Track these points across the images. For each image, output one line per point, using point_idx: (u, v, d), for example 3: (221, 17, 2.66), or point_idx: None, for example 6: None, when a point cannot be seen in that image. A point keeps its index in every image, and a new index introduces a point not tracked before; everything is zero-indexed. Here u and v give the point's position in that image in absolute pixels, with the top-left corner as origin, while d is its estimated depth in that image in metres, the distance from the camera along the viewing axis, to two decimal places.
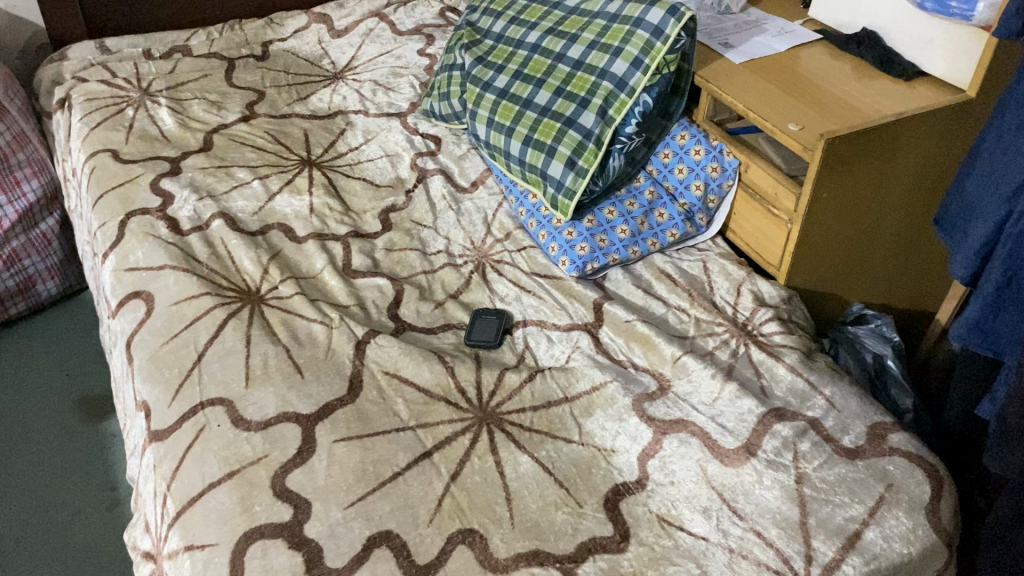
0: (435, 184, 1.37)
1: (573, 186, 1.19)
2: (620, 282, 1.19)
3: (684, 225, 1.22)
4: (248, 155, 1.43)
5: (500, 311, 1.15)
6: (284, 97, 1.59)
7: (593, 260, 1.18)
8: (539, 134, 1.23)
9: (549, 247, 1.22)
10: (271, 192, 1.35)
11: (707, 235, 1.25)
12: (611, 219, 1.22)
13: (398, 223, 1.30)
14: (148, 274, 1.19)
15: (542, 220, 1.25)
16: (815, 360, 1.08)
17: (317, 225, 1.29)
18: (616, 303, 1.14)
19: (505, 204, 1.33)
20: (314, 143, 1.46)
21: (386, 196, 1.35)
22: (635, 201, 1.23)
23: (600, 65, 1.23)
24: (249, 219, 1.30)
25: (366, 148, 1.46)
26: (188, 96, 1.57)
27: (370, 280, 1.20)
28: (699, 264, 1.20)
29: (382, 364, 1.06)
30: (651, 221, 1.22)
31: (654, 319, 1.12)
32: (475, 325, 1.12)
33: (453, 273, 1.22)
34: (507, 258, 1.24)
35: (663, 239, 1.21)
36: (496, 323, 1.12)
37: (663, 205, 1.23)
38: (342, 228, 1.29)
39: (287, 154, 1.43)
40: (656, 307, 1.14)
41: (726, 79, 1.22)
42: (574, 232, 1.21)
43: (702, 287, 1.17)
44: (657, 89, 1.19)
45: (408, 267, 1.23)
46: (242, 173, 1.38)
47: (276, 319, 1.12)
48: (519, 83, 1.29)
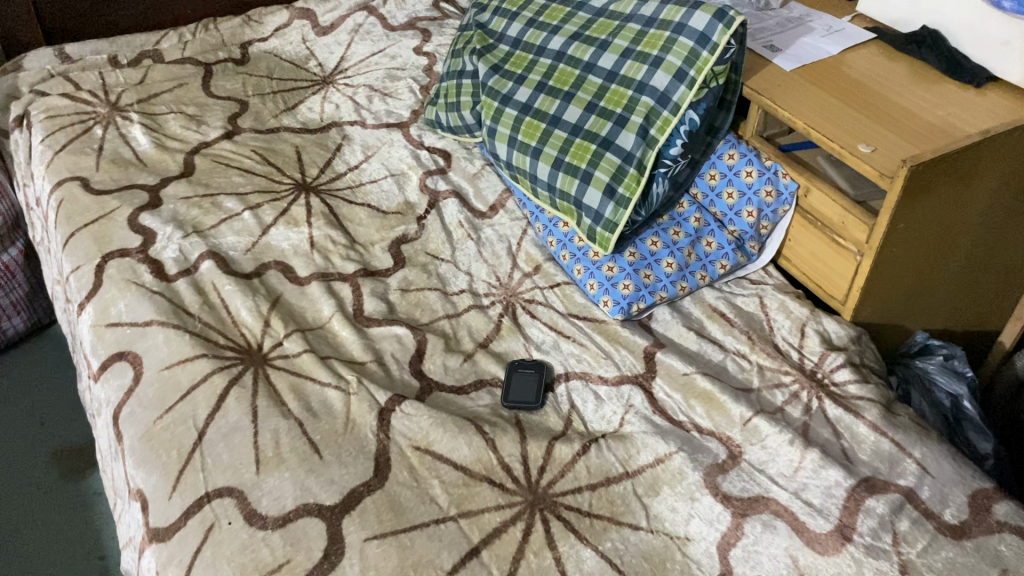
0: (449, 209, 1.23)
1: (613, 216, 1.05)
2: (669, 323, 1.06)
3: (735, 254, 1.09)
4: (235, 180, 1.27)
5: (538, 362, 1.02)
6: (269, 107, 1.43)
7: (639, 299, 1.05)
8: (571, 156, 1.09)
9: (587, 285, 1.09)
10: (265, 224, 1.20)
11: (759, 264, 1.13)
12: (655, 250, 1.09)
13: (412, 257, 1.16)
14: (132, 331, 1.05)
15: (577, 252, 1.11)
16: (896, 412, 0.96)
17: (320, 263, 1.15)
18: (668, 349, 1.02)
19: (529, 231, 1.20)
20: (308, 162, 1.31)
21: (395, 224, 1.21)
22: (680, 229, 1.10)
23: (637, 77, 1.09)
24: (242, 258, 1.15)
25: (368, 166, 1.31)
26: (163, 109, 1.40)
27: (387, 329, 1.06)
28: (755, 299, 1.08)
29: (411, 437, 0.93)
30: (698, 252, 1.10)
31: (713, 369, 1.00)
32: (511, 382, 0.99)
33: (480, 316, 1.08)
34: (539, 296, 1.10)
35: (713, 271, 1.09)
36: (535, 379, 0.99)
37: (711, 232, 1.11)
38: (349, 266, 1.15)
39: (279, 178, 1.28)
40: (713, 353, 1.02)
41: (779, 90, 1.09)
42: (615, 268, 1.08)
43: (761, 327, 1.05)
44: (704, 104, 1.06)
45: (429, 310, 1.09)
46: (231, 203, 1.23)
47: (284, 385, 0.98)
48: (543, 96, 1.15)
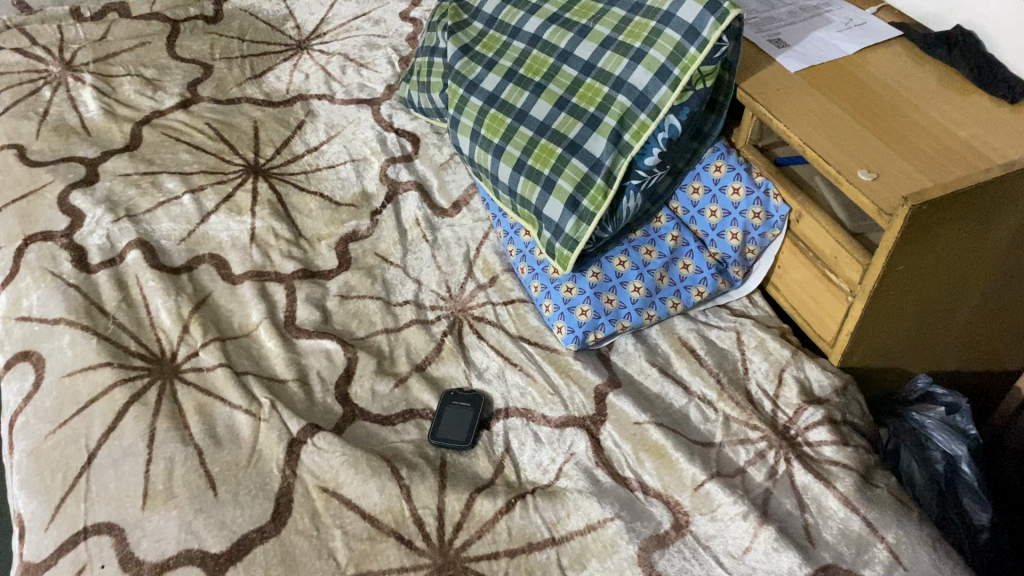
0: (408, 204, 1.12)
1: (574, 232, 0.93)
2: (630, 356, 0.94)
3: (714, 280, 0.96)
4: (182, 157, 1.17)
5: (476, 395, 0.90)
6: (234, 74, 1.32)
7: (597, 328, 0.93)
8: (534, 159, 0.96)
9: (543, 305, 0.97)
10: (206, 210, 1.10)
11: (743, 290, 0.99)
12: (621, 271, 0.96)
13: (358, 258, 1.06)
14: (40, 329, 0.95)
15: (536, 267, 0.99)
16: (874, 484, 0.84)
17: (257, 260, 1.04)
18: (623, 390, 0.90)
19: (492, 235, 1.08)
20: (264, 140, 1.20)
21: (347, 218, 1.10)
22: (653, 248, 0.97)
23: (615, 72, 0.95)
24: (174, 249, 1.05)
25: (328, 148, 1.19)
26: (120, 71, 1.30)
27: (316, 342, 0.96)
28: (731, 335, 0.95)
29: (319, 477, 0.83)
30: (672, 276, 0.97)
31: (670, 417, 0.88)
32: (443, 417, 0.89)
33: (421, 333, 0.97)
34: (491, 314, 0.99)
35: (687, 298, 0.96)
36: (469, 417, 0.88)
37: (689, 253, 0.98)
38: (288, 265, 1.04)
39: (229, 157, 1.17)
40: (674, 398, 0.90)
41: (776, 96, 0.94)
42: (574, 290, 0.95)
43: (734, 369, 0.92)
44: (688, 109, 0.92)
45: (367, 322, 0.99)
46: (172, 183, 1.12)
47: (191, 404, 0.88)
48: (512, 87, 1.02)
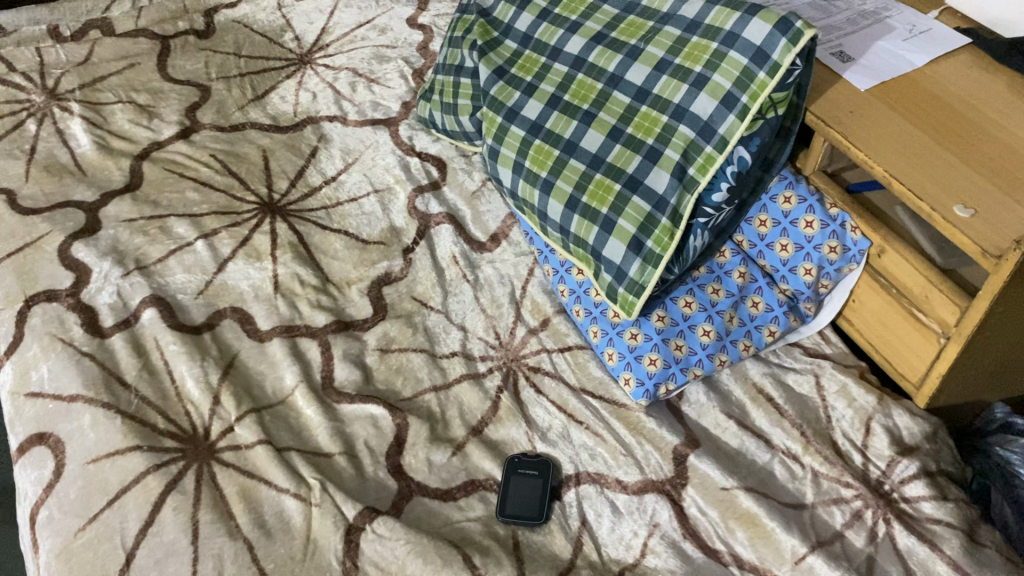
0: (441, 239, 1.03)
1: (639, 277, 0.85)
2: (704, 407, 0.87)
3: (786, 318, 0.90)
4: (189, 196, 1.07)
5: (543, 461, 0.83)
6: (235, 95, 1.22)
7: (667, 379, 0.86)
8: (589, 196, 0.88)
9: (605, 353, 0.90)
10: (222, 257, 1.01)
11: (814, 325, 0.93)
12: (688, 314, 0.89)
13: (395, 303, 0.97)
14: (53, 408, 0.86)
15: (594, 310, 0.93)
16: (980, 543, 0.78)
17: (284, 312, 0.96)
18: (703, 449, 0.83)
19: (538, 272, 1.00)
20: (277, 171, 1.11)
21: (377, 258, 1.01)
22: (720, 286, 0.91)
23: (674, 99, 0.86)
24: (192, 304, 0.96)
25: (347, 177, 1.10)
26: (110, 97, 1.19)
27: (360, 407, 0.88)
28: (809, 378, 0.89)
29: (385, 569, 0.76)
30: (741, 315, 0.90)
31: (757, 478, 0.82)
32: (509, 489, 0.81)
33: (474, 390, 0.90)
34: (547, 364, 0.92)
35: (759, 339, 0.89)
36: (538, 488, 0.81)
37: (758, 289, 0.91)
38: (319, 317, 0.95)
39: (241, 193, 1.07)
40: (758, 454, 0.84)
41: (850, 118, 0.87)
42: (639, 336, 0.88)
43: (817, 418, 0.86)
44: (757, 139, 0.84)
45: (413, 379, 0.91)
46: (182, 227, 1.03)
47: (233, 489, 0.80)
48: (557, 115, 0.93)
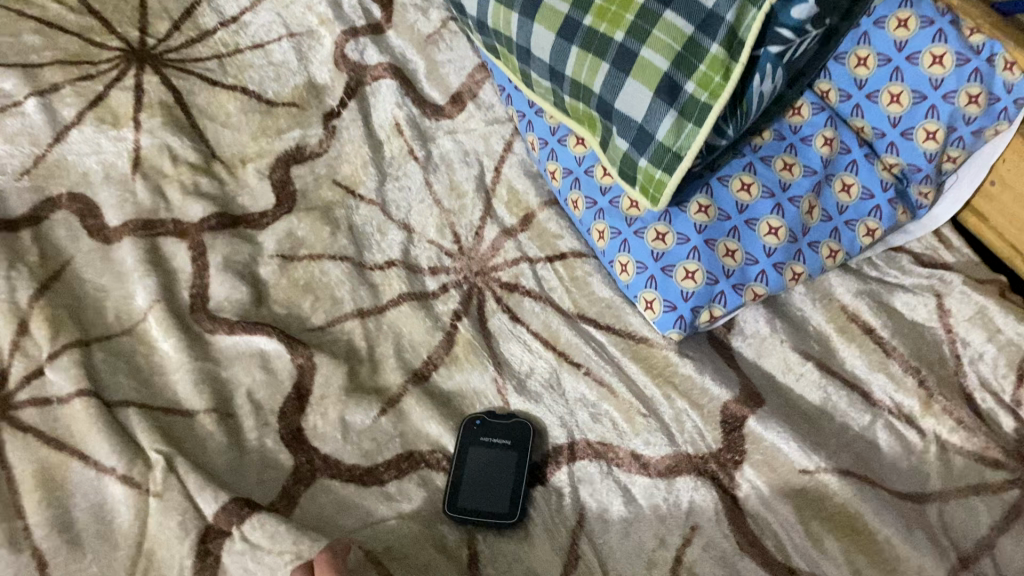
0: (381, 99, 0.71)
1: (671, 141, 0.55)
2: (766, 344, 0.57)
3: (893, 209, 0.59)
4: (26, 41, 0.73)
5: (523, 427, 0.54)
6: None
7: (712, 302, 0.56)
8: (595, 16, 0.56)
9: (615, 264, 0.60)
10: (63, 122, 0.69)
11: (930, 221, 0.62)
12: (745, 203, 0.58)
13: (308, 191, 0.66)
14: None
15: (599, 199, 0.61)
16: None
17: (144, 202, 0.65)
18: (768, 407, 0.54)
19: (518, 146, 0.69)
20: (156, 9, 0.76)
21: (285, 126, 0.70)
22: (794, 159, 0.59)
23: None
24: (11, 189, 0.65)
25: (255, 18, 0.77)
26: None
27: (243, 340, 0.58)
28: (927, 300, 0.58)
29: None
30: (825, 205, 0.59)
31: (853, 454, 0.52)
32: (464, 472, 0.52)
33: (418, 317, 0.60)
34: (529, 279, 0.62)
35: (851, 240, 0.59)
36: (509, 472, 0.52)
37: (850, 164, 0.60)
38: (193, 207, 0.64)
39: (101, 37, 0.74)
40: (853, 416, 0.54)
41: None
42: (669, 237, 0.58)
43: (941, 360, 0.56)
44: None
45: (327, 301, 0.60)
46: (9, 82, 0.70)
47: (28, 470, 0.51)
48: None
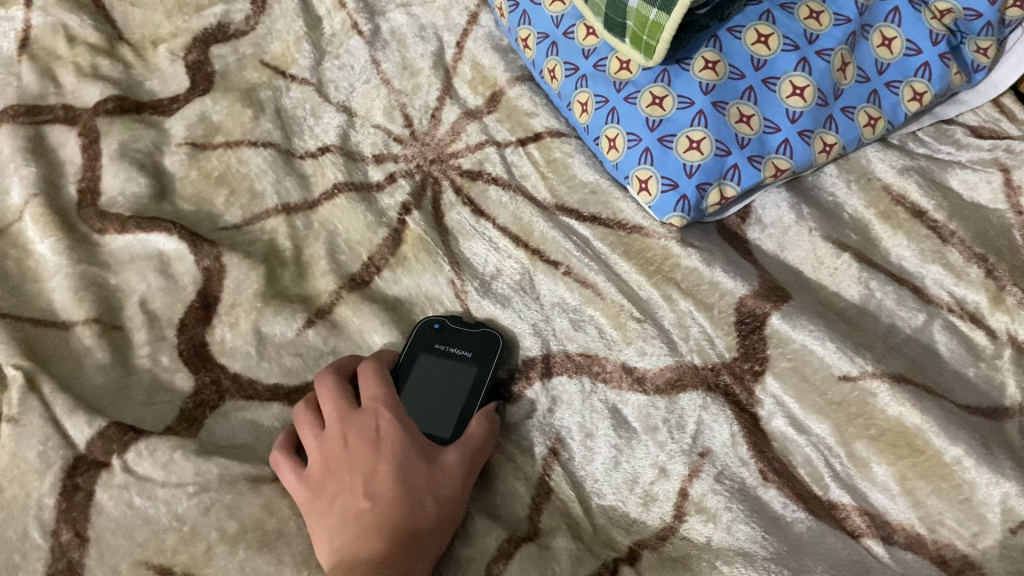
0: None
1: None
2: (790, 234, 0.46)
3: (944, 67, 0.48)
4: None
5: (492, 339, 0.42)
6: None
7: (723, 179, 0.45)
8: None
9: (601, 141, 0.48)
10: None
11: (988, 87, 0.50)
12: (762, 59, 0.46)
13: (230, 73, 0.55)
14: None
15: (580, 64, 0.50)
16: None
17: (29, 85, 0.54)
18: (796, 304, 0.42)
19: (485, 16, 0.57)
20: None
21: (206, 2, 0.58)
22: (821, 5, 0.47)
23: None
24: None
25: None
26: None
27: (138, 240, 0.47)
28: (991, 176, 0.46)
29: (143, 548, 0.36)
30: (861, 62, 0.47)
31: (904, 358, 0.41)
32: (406, 379, 0.41)
33: (358, 210, 0.48)
34: (495, 165, 0.50)
35: (893, 106, 0.48)
36: (464, 393, 0.41)
37: (891, 11, 0.48)
38: (89, 91, 0.53)
39: None
40: (902, 315, 0.42)
41: None
42: (668, 101, 0.46)
43: (1012, 247, 0.44)
44: None
45: (246, 194, 0.49)
46: None
47: None
48: None
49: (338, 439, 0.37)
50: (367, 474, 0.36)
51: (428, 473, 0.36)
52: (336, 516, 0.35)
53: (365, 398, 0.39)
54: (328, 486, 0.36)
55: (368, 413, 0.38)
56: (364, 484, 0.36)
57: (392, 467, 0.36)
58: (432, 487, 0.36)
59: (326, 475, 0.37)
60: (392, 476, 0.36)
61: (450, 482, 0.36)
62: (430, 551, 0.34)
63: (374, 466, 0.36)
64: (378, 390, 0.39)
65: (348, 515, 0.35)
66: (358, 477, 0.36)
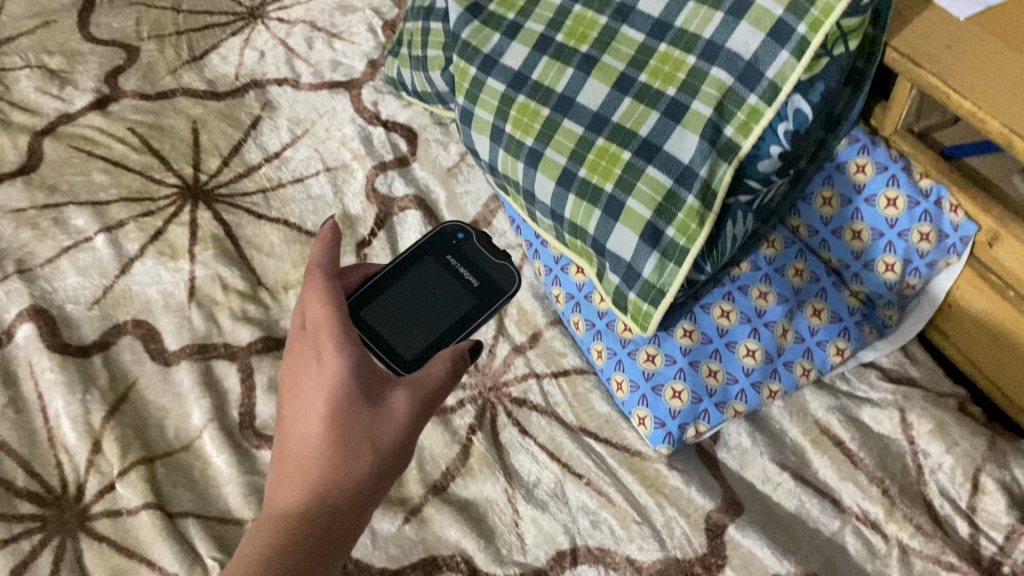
0: (406, 228, 0.83)
1: (656, 279, 0.63)
2: (747, 456, 0.64)
3: (859, 331, 0.66)
4: (96, 180, 0.85)
5: (501, 269, 0.62)
6: (168, 57, 1.00)
7: (697, 418, 0.64)
8: (588, 169, 0.65)
9: (612, 382, 0.68)
10: (128, 256, 0.79)
11: (897, 339, 0.69)
12: (726, 329, 0.66)
13: None
14: None
15: (598, 322, 0.70)
16: None
17: (198, 328, 0.74)
18: (747, 517, 0.61)
19: (527, 270, 0.78)
20: (207, 147, 0.88)
21: None
22: (768, 287, 0.67)
23: (705, 34, 0.63)
24: (84, 318, 0.75)
25: (294, 154, 0.88)
26: (17, 62, 0.98)
27: None
28: (891, 414, 0.65)
29: None
30: (798, 328, 0.66)
31: (821, 558, 0.59)
32: (423, 288, 0.62)
33: (437, 432, 0.66)
34: (535, 395, 0.69)
35: (823, 360, 0.66)
36: (457, 312, 0.60)
37: (820, 291, 0.67)
38: (242, 332, 0.74)
39: (160, 174, 0.85)
40: (823, 522, 0.61)
41: (952, 58, 0.62)
42: (658, 358, 0.66)
43: (904, 470, 0.63)
44: (821, 85, 0.61)
45: None
46: (83, 219, 0.81)
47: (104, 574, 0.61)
48: (546, 61, 0.70)
49: (301, 353, 0.51)
50: (311, 412, 0.48)
51: (369, 415, 0.48)
52: (290, 451, 0.48)
53: (317, 327, 0.51)
54: (288, 422, 0.49)
55: (315, 344, 0.51)
56: (307, 418, 0.48)
57: (331, 404, 0.48)
58: (368, 432, 0.47)
59: (291, 393, 0.50)
60: (326, 419, 0.47)
61: (384, 424, 0.48)
62: (355, 479, 0.47)
63: (316, 404, 0.48)
64: (330, 323, 0.51)
65: (296, 448, 0.48)
66: (303, 411, 0.48)
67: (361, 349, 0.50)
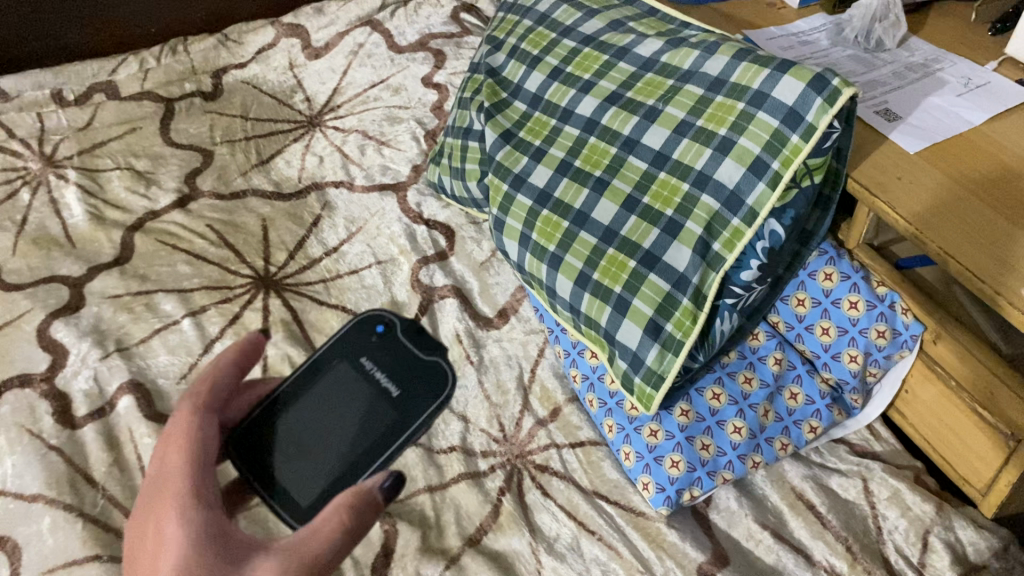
0: (445, 314, 0.95)
1: (658, 365, 0.75)
2: (734, 516, 0.77)
3: (829, 412, 0.80)
4: (181, 270, 1.00)
5: (432, 360, 0.64)
6: (239, 160, 1.15)
7: (692, 484, 0.76)
8: (601, 274, 0.78)
9: (621, 452, 0.80)
10: (209, 337, 0.93)
11: (862, 419, 0.82)
12: (717, 409, 0.79)
13: None
14: (13, 508, 0.77)
15: (609, 401, 0.83)
16: None
17: None
18: (733, 568, 0.72)
19: (549, 352, 0.91)
20: (275, 242, 1.03)
21: None
22: (753, 374, 0.80)
23: (697, 166, 0.76)
24: (174, 391, 0.88)
25: (349, 248, 1.03)
26: (108, 163, 1.14)
27: None
28: (856, 482, 0.77)
29: None
30: (778, 408, 0.80)
31: None
32: (341, 399, 0.64)
33: (472, 492, 0.79)
34: (556, 462, 0.82)
35: (798, 436, 0.79)
36: (371, 435, 0.61)
37: (796, 378, 0.81)
38: None
39: (236, 265, 1.00)
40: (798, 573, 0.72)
41: (899, 186, 0.76)
42: (660, 433, 0.78)
43: (866, 530, 0.74)
44: (791, 211, 0.75)
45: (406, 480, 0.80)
46: (171, 304, 0.96)
47: None
48: (566, 183, 0.84)
49: (158, 534, 0.49)
50: None
51: None
52: None
53: (176, 502, 0.50)
54: None
55: (169, 535, 0.48)
56: None
57: None
58: None
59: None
60: None
61: None
62: None
63: None
64: (189, 487, 0.50)
65: None
66: None
67: (214, 512, 0.49)
